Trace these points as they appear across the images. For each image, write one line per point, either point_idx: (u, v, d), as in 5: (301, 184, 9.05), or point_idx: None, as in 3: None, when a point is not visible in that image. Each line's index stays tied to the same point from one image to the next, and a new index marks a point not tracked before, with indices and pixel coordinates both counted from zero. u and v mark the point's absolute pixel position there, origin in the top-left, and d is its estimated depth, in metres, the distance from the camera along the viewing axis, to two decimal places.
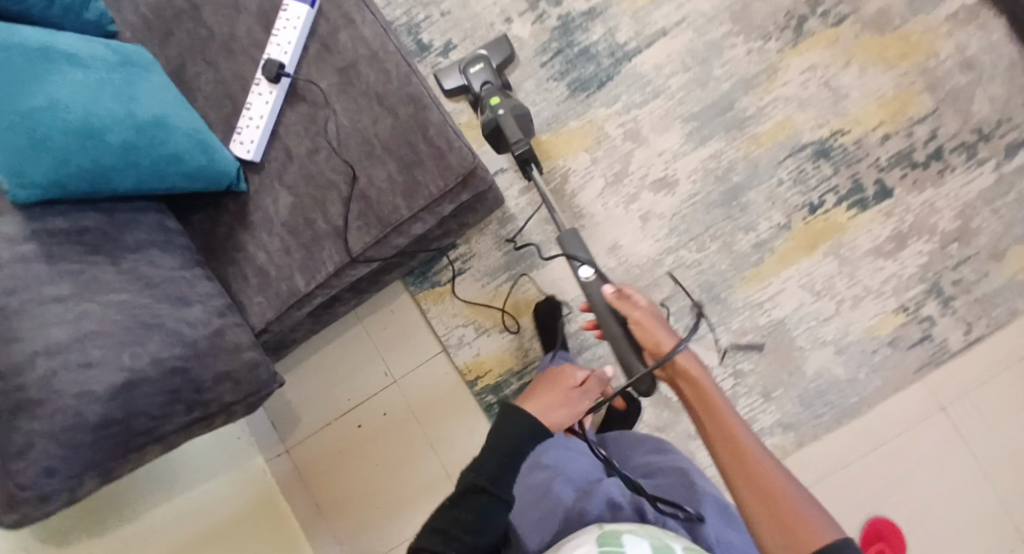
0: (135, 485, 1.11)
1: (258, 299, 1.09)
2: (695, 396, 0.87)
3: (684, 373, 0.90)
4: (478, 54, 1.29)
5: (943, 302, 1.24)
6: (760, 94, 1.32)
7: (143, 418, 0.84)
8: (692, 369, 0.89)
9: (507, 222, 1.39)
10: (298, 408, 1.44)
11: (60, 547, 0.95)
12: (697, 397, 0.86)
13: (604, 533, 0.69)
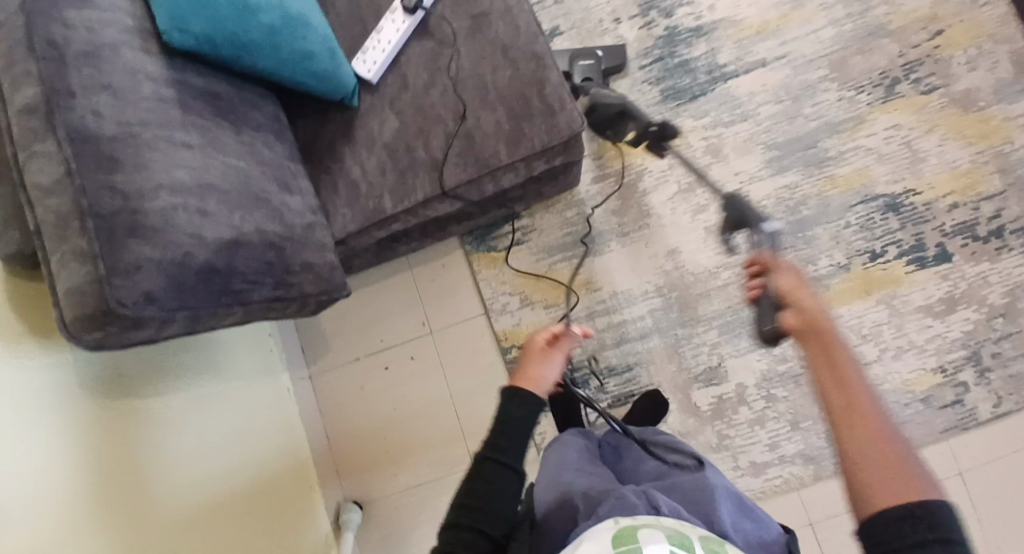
0: (171, 365, 1.05)
1: (344, 211, 1.12)
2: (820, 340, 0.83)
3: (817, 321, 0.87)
4: (592, 53, 1.35)
5: (980, 371, 1.27)
6: (844, 139, 1.36)
7: (237, 279, 0.85)
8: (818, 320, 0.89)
9: (574, 205, 1.42)
10: (331, 338, 1.46)
11: (108, 384, 0.92)
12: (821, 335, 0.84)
13: (621, 531, 0.65)
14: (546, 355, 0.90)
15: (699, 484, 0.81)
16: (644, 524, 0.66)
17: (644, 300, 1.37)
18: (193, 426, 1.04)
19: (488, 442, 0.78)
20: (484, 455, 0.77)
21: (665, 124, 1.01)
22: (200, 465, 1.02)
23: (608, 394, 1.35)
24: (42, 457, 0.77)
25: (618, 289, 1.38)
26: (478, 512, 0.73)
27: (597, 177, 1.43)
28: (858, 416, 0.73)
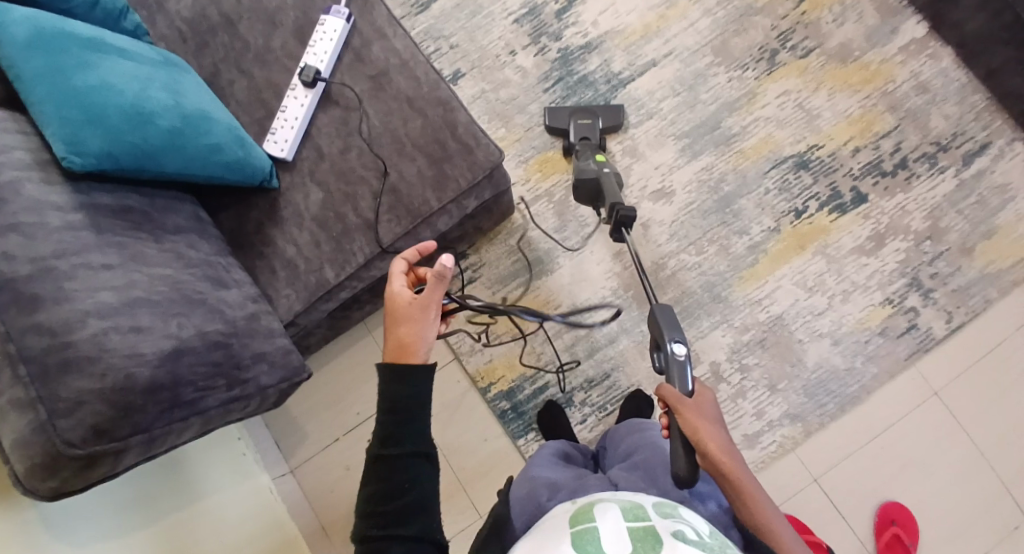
0: (146, 496, 1.01)
1: (287, 292, 1.10)
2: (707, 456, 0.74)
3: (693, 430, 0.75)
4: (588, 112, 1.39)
5: (924, 293, 1.34)
6: (743, 114, 1.43)
7: (189, 388, 0.82)
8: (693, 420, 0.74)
9: (515, 232, 1.44)
10: (305, 424, 1.41)
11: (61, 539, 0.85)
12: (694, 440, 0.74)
13: (575, 514, 0.62)
14: (418, 309, 0.79)
15: (658, 458, 0.83)
16: (598, 501, 0.63)
17: (604, 306, 1.39)
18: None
19: (381, 435, 0.72)
20: (379, 453, 0.71)
21: (622, 209, 1.01)
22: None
23: (593, 404, 1.36)
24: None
25: (577, 301, 1.40)
26: (387, 515, 0.68)
27: (530, 199, 1.45)
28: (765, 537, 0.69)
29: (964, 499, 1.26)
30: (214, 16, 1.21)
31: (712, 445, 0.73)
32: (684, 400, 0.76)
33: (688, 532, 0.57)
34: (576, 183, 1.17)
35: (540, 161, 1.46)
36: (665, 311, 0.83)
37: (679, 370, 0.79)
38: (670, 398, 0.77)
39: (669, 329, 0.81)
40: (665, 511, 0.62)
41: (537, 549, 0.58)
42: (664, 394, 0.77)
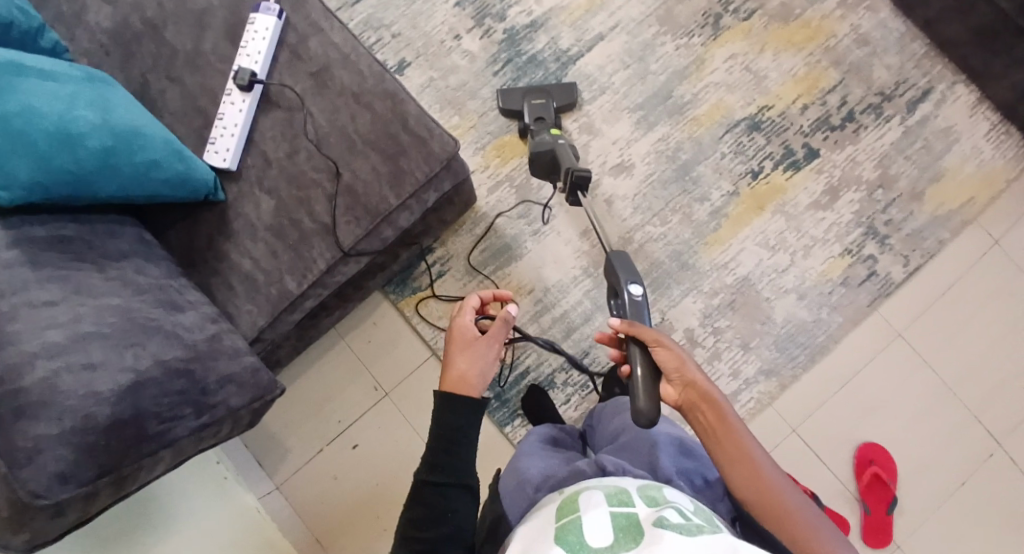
0: (135, 531, 0.98)
1: (249, 307, 1.06)
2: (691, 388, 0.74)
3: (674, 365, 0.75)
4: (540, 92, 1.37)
5: (881, 241, 1.38)
6: (693, 81, 1.43)
7: (154, 420, 0.78)
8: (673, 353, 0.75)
9: (479, 220, 1.42)
10: (285, 438, 1.37)
11: None
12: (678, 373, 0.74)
13: (562, 505, 0.61)
14: (478, 346, 0.85)
15: (644, 435, 0.81)
16: (584, 489, 0.63)
17: (576, 285, 1.39)
18: None
19: (425, 464, 0.76)
20: (422, 479, 0.75)
21: (574, 172, 1.02)
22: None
23: (576, 384, 1.36)
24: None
25: (548, 283, 1.39)
26: (424, 543, 0.71)
27: (490, 186, 1.43)
28: (736, 458, 0.70)
29: (933, 434, 1.31)
30: (136, 24, 1.14)
31: (696, 377, 0.74)
32: (661, 336, 0.76)
33: (670, 513, 0.55)
34: (531, 158, 1.17)
35: (497, 146, 1.44)
36: (621, 257, 0.85)
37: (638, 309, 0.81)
38: (646, 333, 0.75)
39: (626, 272, 0.84)
40: (652, 494, 0.61)
41: (524, 548, 0.58)
42: (637, 331, 0.75)
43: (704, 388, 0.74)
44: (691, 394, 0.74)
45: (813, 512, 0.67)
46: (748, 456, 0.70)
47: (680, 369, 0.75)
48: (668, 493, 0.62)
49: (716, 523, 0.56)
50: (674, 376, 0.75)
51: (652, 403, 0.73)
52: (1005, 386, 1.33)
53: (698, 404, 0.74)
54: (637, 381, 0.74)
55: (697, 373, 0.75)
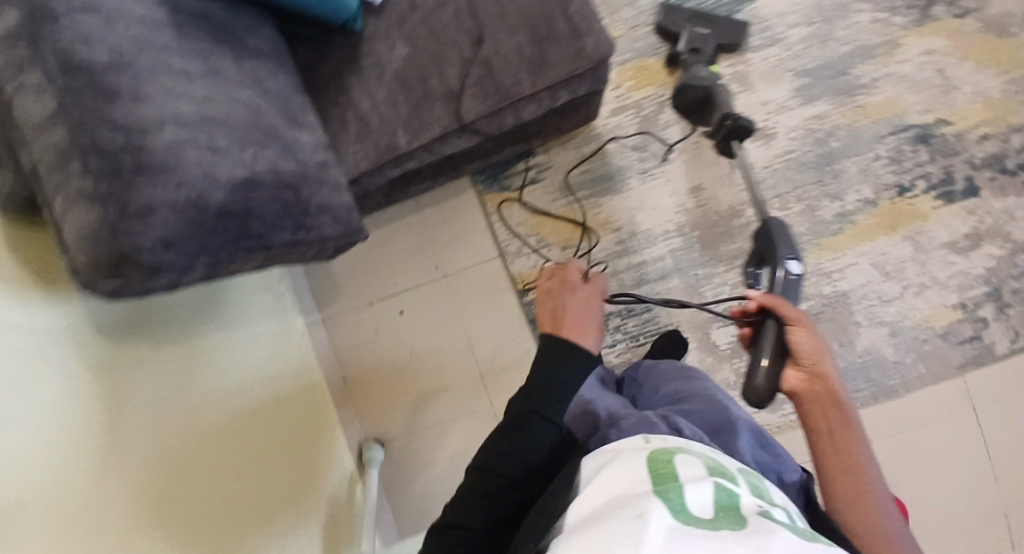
0: (203, 307, 1.02)
1: (355, 148, 1.05)
2: (818, 379, 0.74)
3: (809, 351, 0.74)
4: (704, 21, 1.24)
5: (1000, 307, 1.27)
6: (876, 66, 1.27)
7: (259, 223, 0.80)
8: (810, 339, 0.74)
9: (592, 139, 1.34)
10: (342, 281, 1.40)
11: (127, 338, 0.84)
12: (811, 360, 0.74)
13: (654, 458, 0.56)
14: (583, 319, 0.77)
15: (720, 413, 0.77)
16: (678, 450, 0.58)
17: (664, 240, 1.32)
18: (210, 381, 0.97)
19: (537, 395, 0.67)
20: (530, 408, 0.66)
21: (738, 118, 0.98)
22: (224, 410, 0.97)
23: (627, 333, 1.35)
24: (79, 393, 0.73)
25: (637, 228, 1.33)
26: (507, 467, 0.65)
27: (614, 108, 1.33)
28: (844, 460, 0.71)
29: (968, 512, 1.26)
30: None
31: (826, 371, 0.74)
32: (805, 320, 0.74)
33: (777, 516, 0.51)
34: (684, 89, 1.11)
35: (636, 68, 1.32)
36: (783, 229, 0.89)
37: (783, 276, 0.82)
38: (790, 313, 0.74)
39: (785, 245, 0.87)
40: (750, 485, 0.56)
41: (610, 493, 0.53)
42: (782, 309, 0.74)
43: (829, 385, 0.74)
44: (814, 386, 0.74)
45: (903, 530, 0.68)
46: (855, 461, 0.71)
47: (813, 359, 0.74)
48: (769, 493, 0.58)
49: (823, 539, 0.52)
50: (804, 364, 0.74)
51: (769, 383, 0.73)
52: None
53: (818, 398, 0.74)
54: (763, 356, 0.74)
55: (828, 367, 0.74)
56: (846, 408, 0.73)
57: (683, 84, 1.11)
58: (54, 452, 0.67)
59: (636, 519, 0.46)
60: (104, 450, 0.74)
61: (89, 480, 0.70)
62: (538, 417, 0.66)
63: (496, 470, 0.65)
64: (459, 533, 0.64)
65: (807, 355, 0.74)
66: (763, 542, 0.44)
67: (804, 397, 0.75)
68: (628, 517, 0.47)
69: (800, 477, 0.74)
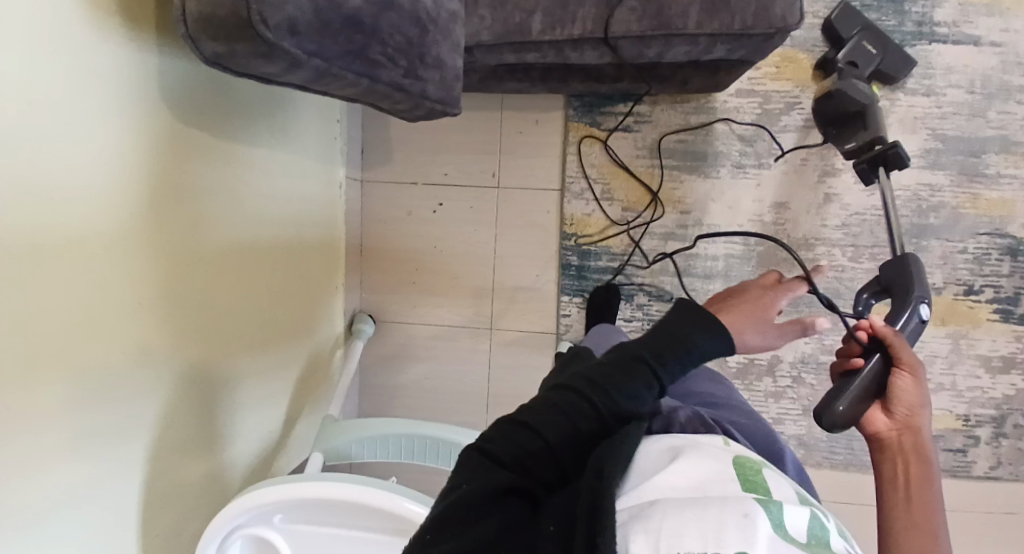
0: (276, 114, 0.94)
1: (484, 13, 0.94)
2: (908, 428, 0.60)
3: (907, 394, 0.62)
4: (876, 38, 1.15)
5: (996, 434, 1.27)
6: (1009, 162, 1.21)
7: (378, 46, 0.69)
8: (913, 382, 0.63)
9: (704, 111, 1.25)
10: (393, 146, 1.30)
11: (188, 111, 0.74)
12: (907, 403, 0.61)
13: (739, 462, 0.45)
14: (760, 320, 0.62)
15: (766, 430, 0.70)
16: (766, 465, 0.47)
17: (725, 241, 1.27)
18: (249, 191, 0.88)
19: (656, 346, 0.51)
20: (646, 358, 0.50)
21: (894, 147, 0.96)
22: (259, 225, 0.91)
23: (647, 315, 1.29)
24: (135, 141, 0.66)
25: (706, 219, 1.27)
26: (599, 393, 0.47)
27: (741, 89, 1.23)
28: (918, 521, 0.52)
29: None
30: None
31: (921, 427, 0.60)
32: (917, 369, 0.64)
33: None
34: (839, 97, 1.05)
35: (784, 57, 1.22)
36: (919, 270, 0.81)
37: (911, 318, 0.76)
38: (901, 352, 0.65)
39: (919, 286, 0.79)
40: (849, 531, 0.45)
41: (694, 482, 0.42)
42: (894, 339, 0.65)
43: (920, 442, 0.58)
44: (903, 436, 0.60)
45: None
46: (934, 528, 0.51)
47: (911, 408, 0.61)
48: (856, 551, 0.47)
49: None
50: (898, 410, 0.61)
51: (849, 412, 0.64)
52: None
53: (902, 451, 0.58)
54: (852, 385, 0.65)
55: (928, 427, 0.60)
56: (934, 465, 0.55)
57: (838, 90, 1.05)
58: (93, 194, 0.60)
59: (742, 518, 0.36)
60: (142, 211, 0.67)
61: (119, 235, 0.64)
62: (649, 370, 0.49)
63: (589, 393, 0.47)
64: (525, 434, 0.45)
65: (907, 399, 0.62)
66: None
67: (886, 446, 0.60)
68: (732, 512, 0.37)
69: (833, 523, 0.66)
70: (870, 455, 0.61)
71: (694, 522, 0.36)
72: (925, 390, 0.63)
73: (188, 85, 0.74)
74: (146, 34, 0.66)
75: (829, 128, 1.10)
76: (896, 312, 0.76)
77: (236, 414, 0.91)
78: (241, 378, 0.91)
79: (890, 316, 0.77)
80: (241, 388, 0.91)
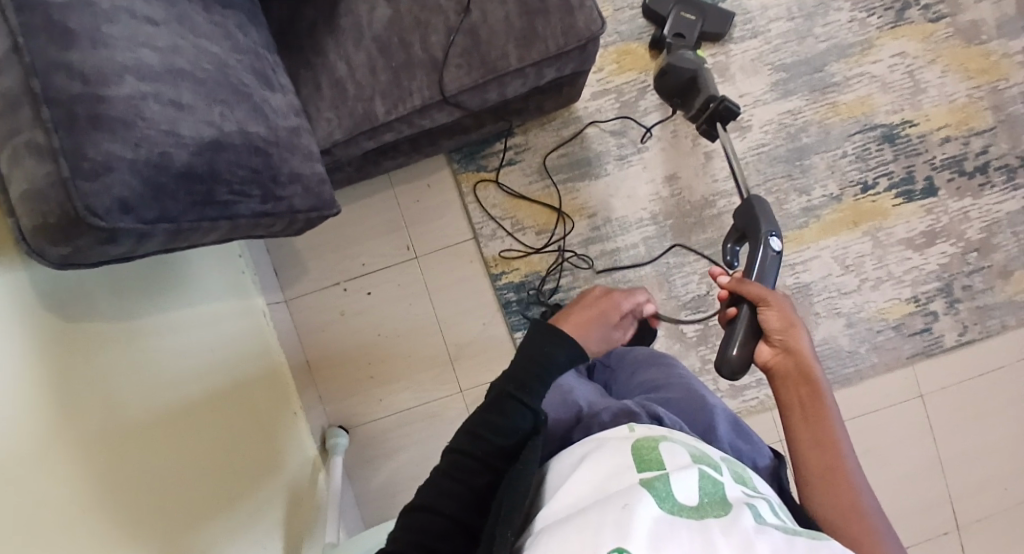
0: (165, 282, 0.97)
1: (328, 115, 0.99)
2: (790, 351, 0.72)
3: (778, 324, 0.73)
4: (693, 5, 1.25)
5: (950, 302, 1.32)
6: (852, 64, 1.30)
7: (224, 188, 0.74)
8: (780, 310, 0.73)
9: (571, 122, 1.32)
10: (305, 258, 1.34)
11: (63, 316, 0.76)
12: (781, 330, 0.72)
13: (639, 445, 0.57)
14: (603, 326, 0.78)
15: (697, 402, 0.77)
16: (663, 439, 0.58)
17: (638, 228, 1.32)
18: (156, 364, 0.88)
19: (517, 377, 0.64)
20: (506, 391, 0.63)
21: (724, 101, 1.04)
22: (187, 387, 0.93)
23: None
24: (25, 358, 0.68)
25: (613, 214, 1.32)
26: (486, 447, 0.60)
27: (596, 91, 1.32)
28: (821, 442, 0.66)
29: (907, 496, 1.31)
30: None
31: (799, 346, 0.71)
32: (775, 295, 0.73)
33: (763, 506, 0.52)
34: (671, 71, 1.13)
35: (620, 51, 1.31)
36: (764, 209, 0.90)
37: (767, 252, 0.84)
38: (758, 289, 0.74)
39: (766, 222, 0.88)
40: (738, 472, 0.57)
41: (599, 489, 0.53)
42: (743, 287, 0.74)
43: (802, 362, 0.71)
44: (787, 362, 0.72)
45: (889, 523, 0.61)
46: (833, 444, 0.66)
47: (784, 333, 0.72)
48: (752, 481, 0.58)
49: (810, 531, 0.51)
50: (775, 340, 0.73)
51: (741, 356, 0.73)
52: (996, 482, 1.32)
53: (789, 375, 0.71)
54: (733, 333, 0.74)
55: (802, 342, 0.72)
56: (817, 383, 0.69)
57: (669, 65, 1.14)
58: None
59: (621, 511, 0.47)
60: (53, 419, 0.69)
61: (30, 460, 0.64)
62: (521, 404, 0.62)
63: (471, 450, 0.60)
64: (431, 515, 0.57)
65: (780, 331, 0.72)
66: (746, 532, 0.45)
67: (777, 374, 0.72)
68: (613, 509, 0.47)
69: (772, 461, 0.72)
70: (769, 383, 0.74)
71: (579, 532, 0.47)
72: (790, 308, 0.73)
73: (55, 292, 0.75)
74: (7, 256, 0.70)
75: (681, 101, 1.17)
76: (752, 252, 0.85)
77: None
78: (220, 540, 0.91)
79: (749, 256, 0.85)
80: (223, 549, 0.91)
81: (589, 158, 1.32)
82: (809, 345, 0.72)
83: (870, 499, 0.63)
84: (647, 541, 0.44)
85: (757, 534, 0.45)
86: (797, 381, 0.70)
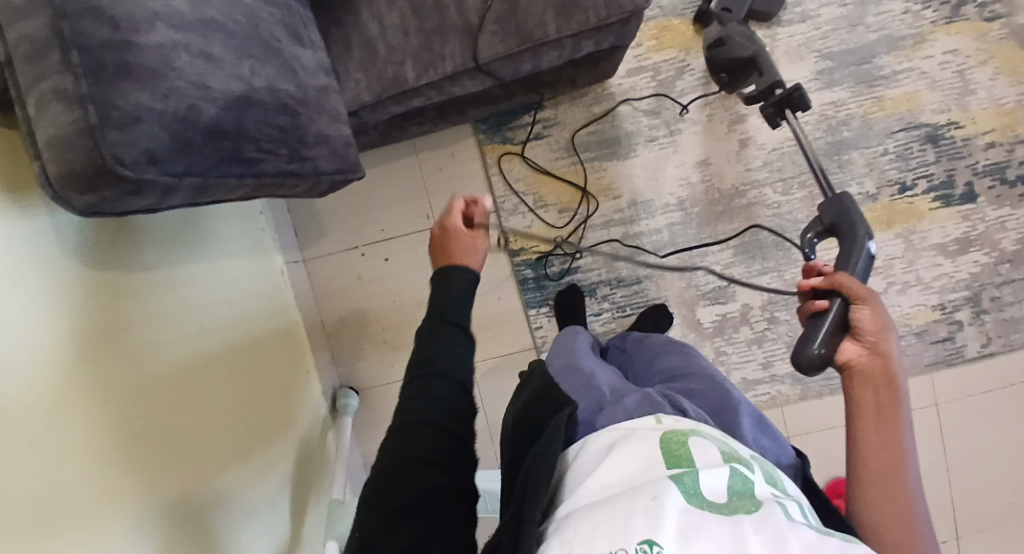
0: (192, 236, 0.98)
1: (357, 76, 0.97)
2: (879, 352, 0.69)
3: (872, 324, 0.70)
4: None
5: (977, 313, 1.28)
6: (901, 58, 1.25)
7: (251, 146, 0.73)
8: (874, 311, 0.71)
9: (604, 99, 1.29)
10: (325, 219, 1.33)
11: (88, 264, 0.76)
12: (874, 331, 0.70)
13: (669, 439, 0.56)
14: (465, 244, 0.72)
15: (720, 394, 0.76)
16: (692, 433, 0.57)
17: (663, 213, 1.29)
18: (177, 316, 0.89)
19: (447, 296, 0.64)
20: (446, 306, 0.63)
21: (797, 91, 0.96)
22: (206, 340, 0.94)
23: (614, 303, 1.30)
24: (49, 306, 0.68)
25: (639, 197, 1.29)
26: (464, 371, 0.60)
27: (632, 68, 1.28)
28: (882, 446, 0.63)
29: None
30: None
31: (888, 351, 0.68)
32: (872, 298, 0.72)
33: (793, 506, 0.51)
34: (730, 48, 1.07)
35: (660, 27, 1.27)
36: (857, 206, 0.84)
37: (860, 258, 0.80)
38: (855, 286, 0.72)
39: (863, 223, 0.83)
40: (768, 472, 0.56)
41: (627, 479, 0.53)
42: (847, 283, 0.72)
43: (888, 366, 0.67)
44: (872, 365, 0.68)
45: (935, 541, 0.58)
46: (900, 453, 0.62)
47: (876, 336, 0.69)
48: (782, 481, 0.57)
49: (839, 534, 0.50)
50: (866, 340, 0.70)
51: (825, 352, 0.70)
52: (1004, 496, 1.30)
53: (871, 377, 0.68)
54: (822, 327, 0.71)
55: (892, 349, 0.69)
56: (898, 390, 0.66)
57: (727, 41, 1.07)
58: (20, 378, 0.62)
59: (650, 502, 0.46)
60: (79, 367, 0.70)
61: (56, 405, 0.65)
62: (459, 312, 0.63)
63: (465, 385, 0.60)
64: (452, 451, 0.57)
65: (871, 332, 0.70)
66: (780, 531, 0.44)
67: (858, 374, 0.69)
68: (642, 500, 0.47)
69: (796, 460, 0.71)
70: (842, 379, 0.71)
71: (606, 521, 0.46)
72: (883, 312, 0.71)
73: (79, 239, 0.76)
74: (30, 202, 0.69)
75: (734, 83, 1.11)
76: (846, 259, 0.81)
77: (236, 524, 0.93)
78: (233, 489, 0.93)
79: (843, 260, 0.81)
80: (235, 498, 0.93)
81: (619, 137, 1.29)
82: (897, 353, 0.69)
83: (922, 514, 0.60)
84: (675, 535, 0.44)
85: (790, 533, 0.44)
86: (880, 383, 0.67)
